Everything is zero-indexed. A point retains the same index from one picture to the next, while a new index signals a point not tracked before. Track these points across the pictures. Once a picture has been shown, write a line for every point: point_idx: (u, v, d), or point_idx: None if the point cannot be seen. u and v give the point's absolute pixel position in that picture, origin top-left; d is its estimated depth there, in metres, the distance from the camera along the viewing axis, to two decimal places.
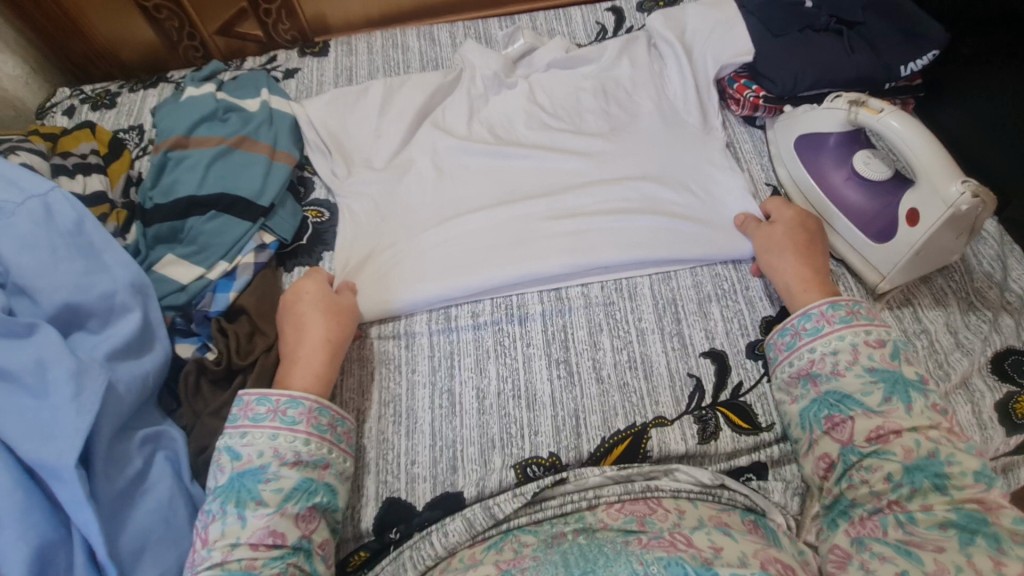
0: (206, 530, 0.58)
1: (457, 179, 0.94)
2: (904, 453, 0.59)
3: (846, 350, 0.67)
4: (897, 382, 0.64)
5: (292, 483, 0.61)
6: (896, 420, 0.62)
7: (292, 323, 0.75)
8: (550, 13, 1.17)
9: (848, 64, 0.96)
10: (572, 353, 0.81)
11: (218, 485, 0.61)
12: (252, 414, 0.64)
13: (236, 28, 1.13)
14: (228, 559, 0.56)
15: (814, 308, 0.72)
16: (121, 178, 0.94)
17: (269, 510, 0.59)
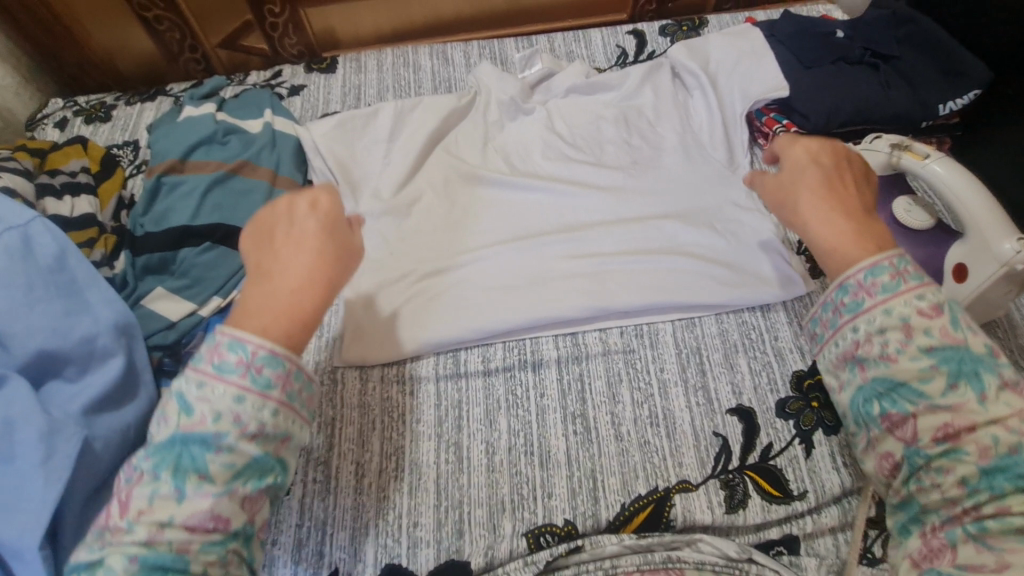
0: (133, 495, 0.47)
1: (470, 212, 0.89)
2: (980, 451, 0.46)
3: (896, 327, 0.52)
4: (964, 363, 0.49)
5: (246, 462, 0.49)
6: (969, 414, 0.48)
7: (281, 241, 0.57)
8: (569, 34, 1.12)
9: (884, 100, 0.91)
10: (589, 407, 0.75)
11: (159, 440, 0.48)
12: (218, 360, 0.50)
13: (240, 41, 1.08)
14: (156, 539, 0.45)
15: (851, 274, 0.55)
16: (112, 198, 0.88)
17: (215, 490, 0.47)
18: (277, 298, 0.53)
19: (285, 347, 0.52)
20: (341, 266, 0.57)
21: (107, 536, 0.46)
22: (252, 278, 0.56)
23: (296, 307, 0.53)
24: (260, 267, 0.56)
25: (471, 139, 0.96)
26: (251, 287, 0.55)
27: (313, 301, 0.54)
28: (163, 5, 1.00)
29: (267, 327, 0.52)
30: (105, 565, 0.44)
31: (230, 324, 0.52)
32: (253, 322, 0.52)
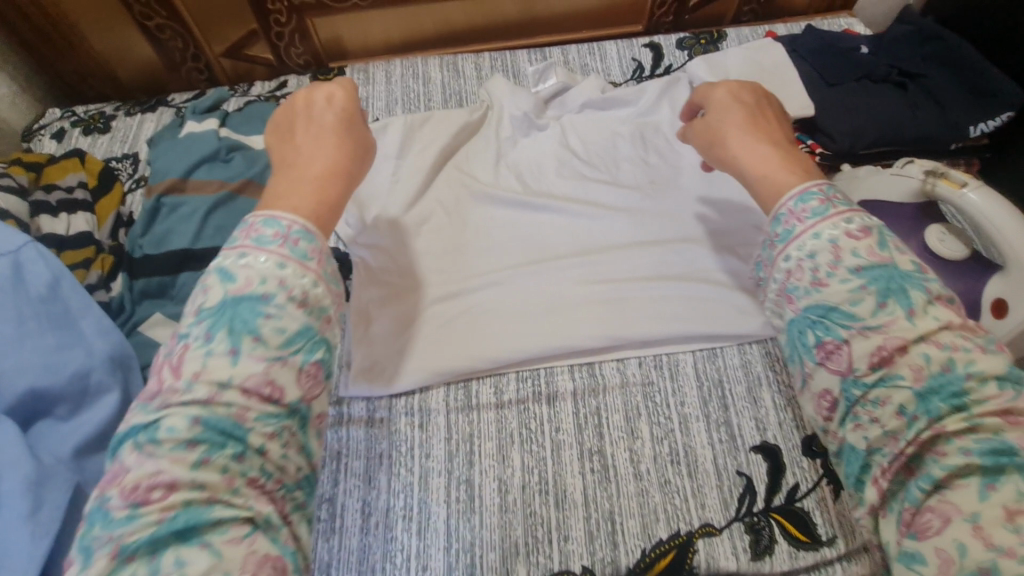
0: (186, 356, 0.45)
1: (481, 233, 0.86)
2: (915, 375, 0.45)
3: (824, 250, 0.51)
4: (893, 279, 0.48)
5: (297, 327, 0.48)
6: (898, 333, 0.46)
7: (301, 136, 0.59)
8: (583, 46, 1.09)
9: (912, 121, 0.87)
10: (607, 443, 0.72)
11: (206, 306, 0.47)
12: (256, 236, 0.50)
13: (245, 50, 1.05)
14: (217, 399, 0.43)
15: (781, 205, 0.55)
16: (110, 215, 0.84)
17: (268, 352, 0.46)
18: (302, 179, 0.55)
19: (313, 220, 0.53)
20: (358, 161, 0.60)
21: (160, 400, 0.44)
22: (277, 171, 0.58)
23: (319, 187, 0.55)
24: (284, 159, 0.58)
25: (482, 156, 0.93)
26: (276, 176, 0.57)
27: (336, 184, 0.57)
28: (165, 12, 0.96)
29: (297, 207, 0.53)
30: (162, 426, 0.42)
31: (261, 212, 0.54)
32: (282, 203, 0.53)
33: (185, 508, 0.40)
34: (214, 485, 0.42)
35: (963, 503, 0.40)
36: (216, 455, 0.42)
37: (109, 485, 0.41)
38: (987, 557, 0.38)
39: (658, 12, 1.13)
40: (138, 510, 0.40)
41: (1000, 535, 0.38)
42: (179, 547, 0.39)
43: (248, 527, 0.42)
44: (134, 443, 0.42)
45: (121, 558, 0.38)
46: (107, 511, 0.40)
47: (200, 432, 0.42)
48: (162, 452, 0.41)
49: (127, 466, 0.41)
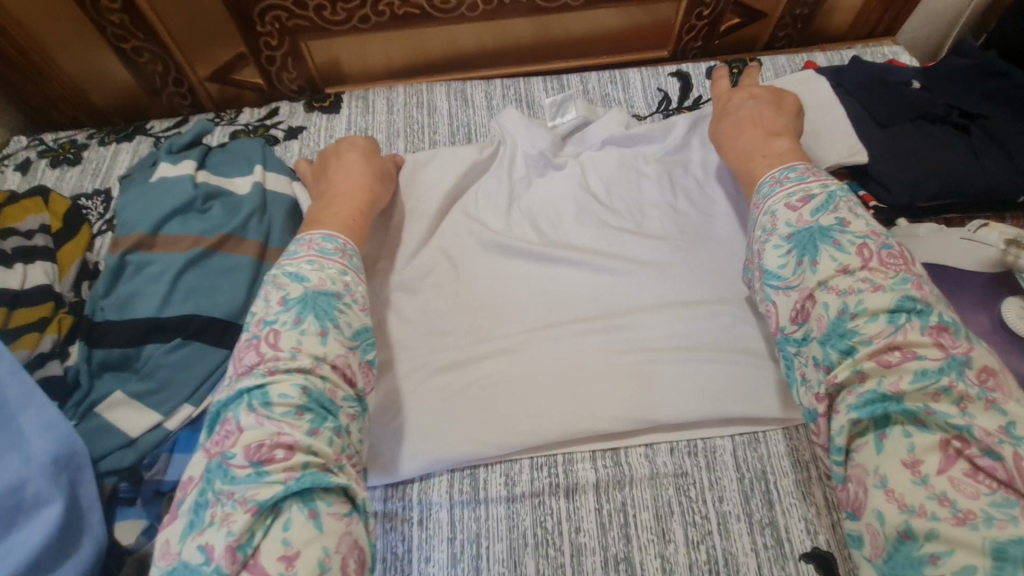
0: (280, 335, 0.52)
1: (491, 289, 0.76)
2: (820, 325, 0.54)
3: (766, 220, 0.62)
4: (809, 238, 0.57)
5: (359, 326, 0.57)
6: (807, 285, 0.56)
7: (333, 173, 0.71)
8: (604, 73, 0.99)
9: (979, 172, 0.77)
10: (635, 549, 0.62)
11: (289, 296, 0.55)
12: (318, 248, 0.60)
13: (233, 74, 0.96)
14: (315, 370, 0.50)
15: (751, 201, 0.67)
16: (74, 263, 0.72)
17: (344, 340, 0.54)
18: (342, 205, 0.66)
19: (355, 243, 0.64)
20: (382, 191, 0.72)
21: (264, 368, 0.50)
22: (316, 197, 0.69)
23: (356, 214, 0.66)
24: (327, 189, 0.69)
25: (492, 199, 0.83)
26: (315, 202, 0.68)
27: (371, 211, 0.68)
28: (143, 35, 0.87)
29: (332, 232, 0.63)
30: (273, 392, 0.48)
31: (313, 231, 0.63)
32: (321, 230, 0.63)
33: (305, 470, 0.45)
34: (326, 454, 0.47)
35: (866, 463, 0.48)
36: (322, 425, 0.48)
37: (228, 443, 0.46)
38: (900, 520, 0.44)
39: (687, 37, 1.03)
40: (263, 468, 0.45)
41: (909, 496, 0.45)
42: (297, 507, 0.44)
43: (348, 506, 0.47)
44: (251, 405, 0.48)
45: (256, 512, 0.43)
46: (229, 469, 0.45)
47: (307, 401, 0.48)
48: (277, 415, 0.47)
49: (246, 427, 0.47)
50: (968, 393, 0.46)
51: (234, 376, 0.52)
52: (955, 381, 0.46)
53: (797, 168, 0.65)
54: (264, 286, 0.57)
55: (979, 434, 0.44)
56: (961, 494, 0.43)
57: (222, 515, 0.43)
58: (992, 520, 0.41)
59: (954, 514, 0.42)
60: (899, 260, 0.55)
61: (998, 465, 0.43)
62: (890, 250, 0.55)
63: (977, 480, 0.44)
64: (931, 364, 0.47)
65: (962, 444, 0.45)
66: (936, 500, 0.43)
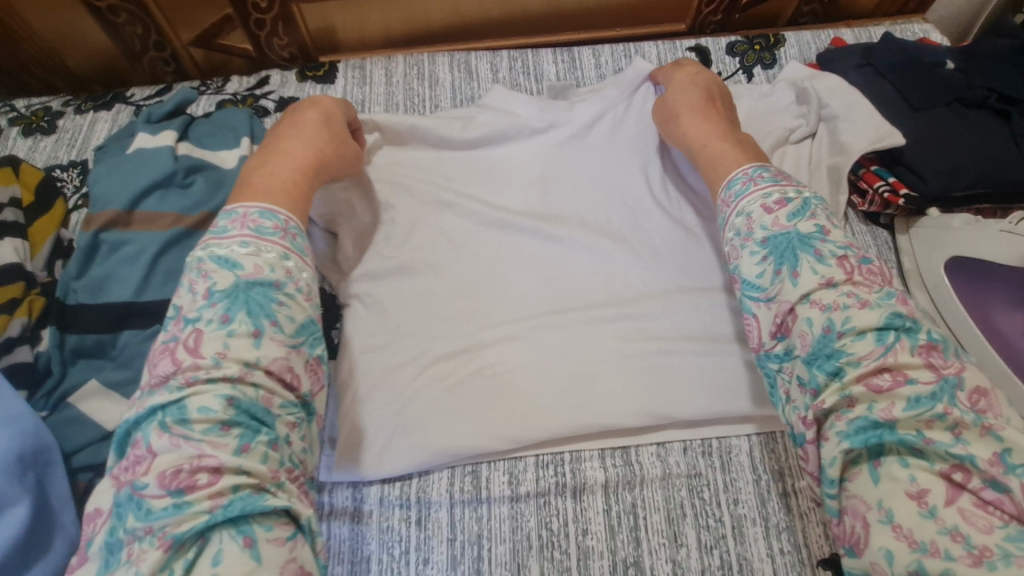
0: (202, 338, 0.45)
1: (495, 273, 0.71)
2: (803, 341, 0.48)
3: (740, 224, 0.56)
4: (789, 245, 0.51)
5: (304, 319, 0.50)
6: (786, 297, 0.50)
7: (283, 124, 0.65)
8: (617, 47, 0.93)
9: (1018, 162, 0.72)
10: (645, 552, 0.59)
11: (216, 288, 0.47)
12: (254, 226, 0.51)
13: (219, 38, 0.90)
14: (245, 378, 0.44)
15: (720, 197, 0.61)
16: (46, 241, 0.66)
17: (284, 340, 0.47)
18: (283, 164, 0.59)
19: (294, 213, 0.56)
20: (338, 157, 0.65)
21: (180, 379, 0.43)
22: (255, 156, 0.61)
23: (301, 178, 0.59)
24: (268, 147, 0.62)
25: (495, 179, 0.77)
26: (253, 159, 0.60)
27: (317, 177, 0.61)
28: None
29: (266, 195, 0.55)
30: (192, 406, 0.42)
31: (246, 201, 0.54)
32: (243, 194, 0.55)
33: (235, 495, 0.40)
34: (260, 474, 0.42)
35: (864, 494, 0.43)
36: (253, 441, 0.43)
37: (139, 471, 0.41)
38: (912, 559, 0.39)
39: (706, 10, 0.97)
40: (183, 498, 0.39)
41: (919, 531, 0.40)
42: (228, 536, 0.39)
43: (289, 529, 0.42)
44: (162, 425, 0.42)
45: (173, 547, 0.38)
46: (142, 502, 0.39)
47: (233, 414, 0.42)
48: (195, 434, 0.41)
49: (159, 451, 0.41)
50: (964, 419, 0.42)
51: (146, 388, 0.45)
52: (950, 407, 0.42)
53: (769, 168, 0.59)
54: (186, 272, 0.49)
55: (983, 464, 0.41)
56: (973, 528, 0.39)
57: (137, 553, 0.38)
58: (1010, 558, 0.38)
59: (969, 552, 0.38)
60: (878, 277, 0.50)
61: (1005, 498, 0.40)
62: (869, 264, 0.50)
63: (988, 512, 0.40)
64: (924, 390, 0.43)
65: (963, 476, 0.41)
66: (949, 535, 0.39)
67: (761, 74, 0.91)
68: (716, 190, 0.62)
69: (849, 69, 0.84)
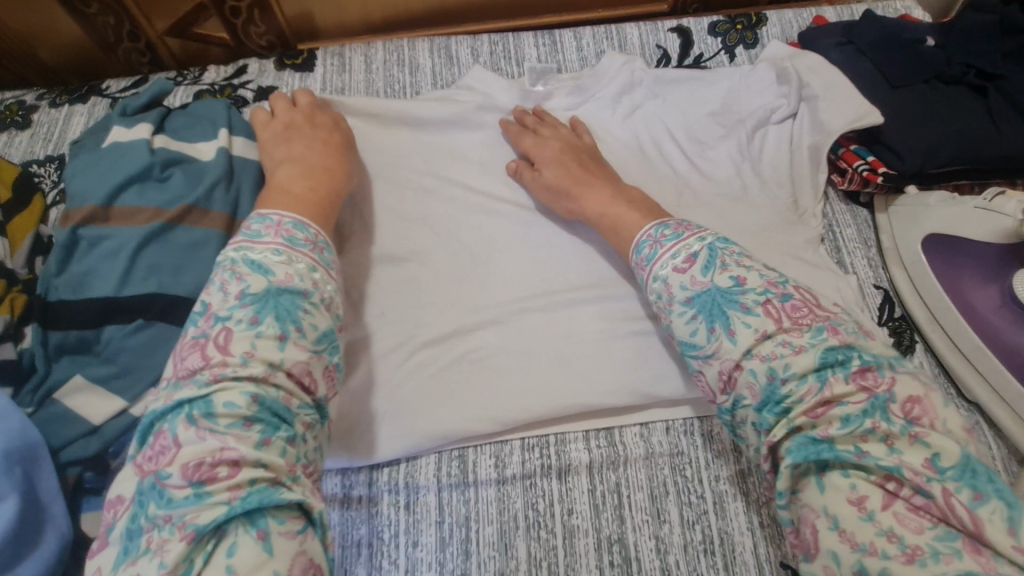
0: (232, 337, 0.46)
1: (479, 259, 0.71)
2: (752, 393, 0.48)
3: (660, 290, 0.55)
4: (714, 304, 0.51)
5: (326, 328, 0.51)
6: (727, 355, 0.50)
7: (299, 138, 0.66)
8: (599, 29, 0.93)
9: (994, 137, 0.73)
10: (629, 529, 0.60)
11: (248, 290, 0.48)
12: (287, 235, 0.53)
13: (194, 27, 0.89)
14: (269, 379, 0.45)
15: (632, 259, 0.60)
16: (27, 237, 0.65)
17: (306, 346, 0.48)
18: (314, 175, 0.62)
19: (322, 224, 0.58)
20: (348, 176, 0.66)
21: (208, 375, 0.44)
22: (280, 164, 0.63)
23: (329, 190, 0.61)
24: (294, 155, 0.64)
25: (478, 165, 0.77)
26: (286, 168, 0.62)
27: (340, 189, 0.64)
28: None
29: (298, 204, 0.57)
30: (218, 401, 0.43)
31: (283, 210, 0.56)
32: (280, 202, 0.57)
33: (252, 487, 0.41)
34: (277, 467, 0.43)
35: (812, 503, 0.44)
36: (274, 435, 0.44)
37: (163, 461, 0.42)
38: (854, 559, 0.41)
39: None
40: (204, 488, 0.40)
41: (859, 534, 0.41)
42: (243, 529, 0.40)
43: (301, 522, 0.43)
44: (190, 418, 0.42)
45: (195, 539, 0.39)
46: (164, 491, 0.41)
47: (258, 411, 0.44)
48: (221, 428, 0.42)
49: (185, 442, 0.42)
50: (892, 431, 0.43)
51: (173, 380, 0.45)
52: (879, 423, 0.44)
53: (669, 224, 0.59)
54: (218, 271, 0.50)
55: (909, 473, 0.42)
56: (906, 529, 0.40)
57: (159, 542, 0.39)
58: (939, 556, 0.39)
59: (903, 551, 0.40)
60: (803, 308, 0.50)
61: (931, 503, 0.41)
62: (792, 301, 0.50)
63: (919, 514, 0.41)
64: (854, 409, 0.45)
65: (895, 485, 0.42)
66: (884, 536, 0.41)
67: (743, 55, 0.91)
68: (625, 253, 0.62)
69: (831, 47, 0.84)
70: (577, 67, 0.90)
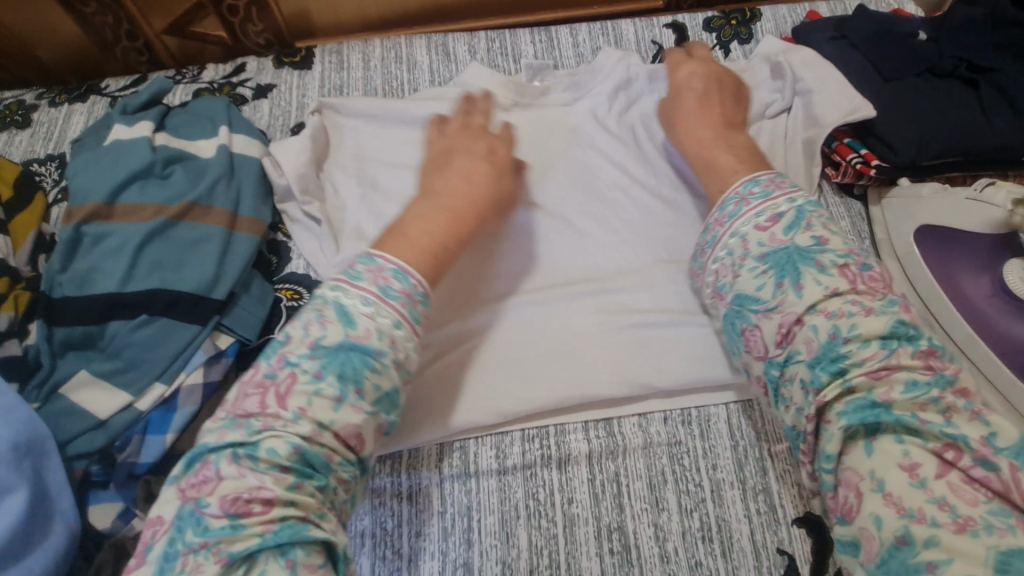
0: (292, 389, 0.47)
1: (476, 254, 0.72)
2: (808, 348, 0.50)
3: (736, 245, 0.58)
4: (789, 259, 0.54)
5: (390, 389, 0.50)
6: (791, 308, 0.52)
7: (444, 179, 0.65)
8: (594, 25, 0.93)
9: (985, 129, 0.74)
10: (628, 517, 0.61)
11: (322, 341, 0.49)
12: (383, 285, 0.53)
13: (192, 26, 0.89)
14: (315, 438, 0.46)
15: (712, 216, 0.63)
16: (29, 235, 0.66)
17: (362, 408, 0.48)
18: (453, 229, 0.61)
19: (426, 276, 0.57)
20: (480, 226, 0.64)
21: (259, 423, 0.45)
22: (424, 200, 0.64)
23: (447, 243, 0.60)
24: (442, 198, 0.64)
25: None
26: (418, 206, 0.62)
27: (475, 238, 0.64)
28: None
29: (412, 250, 0.57)
30: (265, 444, 0.44)
31: (389, 255, 0.56)
32: (396, 245, 0.58)
33: (283, 523, 0.42)
34: (306, 506, 0.44)
35: (858, 466, 0.46)
36: (307, 480, 0.45)
37: (204, 490, 0.43)
38: (899, 525, 0.42)
39: None
40: (239, 521, 0.42)
41: (908, 499, 0.43)
42: (273, 560, 0.41)
43: (323, 557, 0.44)
44: (235, 454, 0.44)
45: (227, 564, 0.40)
46: (202, 519, 0.42)
47: (298, 462, 0.45)
48: (261, 468, 0.44)
49: (227, 476, 0.43)
50: (956, 404, 0.46)
51: (228, 416, 0.47)
52: (943, 393, 0.46)
53: (760, 181, 0.61)
54: (307, 308, 0.52)
55: (975, 443, 0.44)
56: (961, 500, 0.42)
57: (193, 564, 0.40)
58: (992, 528, 0.40)
59: (954, 520, 0.41)
60: (879, 283, 0.52)
61: (992, 475, 0.43)
62: (869, 271, 0.53)
63: (974, 488, 0.43)
64: (920, 377, 0.47)
65: (954, 455, 0.44)
66: (936, 504, 0.42)
67: (738, 50, 0.92)
68: (713, 207, 0.65)
69: (824, 41, 0.85)
70: (573, 63, 0.90)
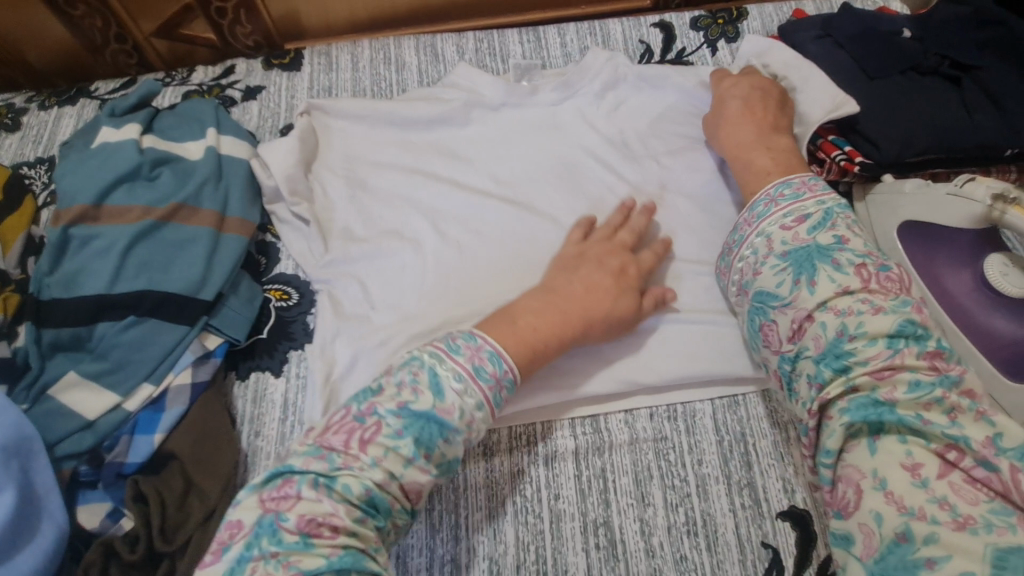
0: (376, 437, 0.49)
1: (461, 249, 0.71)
2: (816, 344, 0.52)
3: (762, 244, 0.60)
4: (807, 257, 0.56)
5: (453, 458, 0.52)
6: (803, 304, 0.54)
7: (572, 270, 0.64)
8: (582, 25, 0.94)
9: (967, 127, 0.74)
10: (614, 513, 0.62)
11: (411, 404, 0.50)
12: (477, 364, 0.54)
13: (182, 28, 0.90)
14: (385, 485, 0.47)
15: (741, 216, 0.65)
16: (18, 237, 0.66)
17: (425, 469, 0.50)
18: (572, 327, 0.60)
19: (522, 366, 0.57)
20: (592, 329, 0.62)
21: (342, 458, 0.47)
22: (536, 291, 0.62)
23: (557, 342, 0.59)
24: (621, 288, 0.64)
25: (465, 160, 0.78)
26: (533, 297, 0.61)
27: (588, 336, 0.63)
28: None
29: (513, 339, 0.56)
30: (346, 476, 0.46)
31: (488, 335, 0.56)
32: (498, 326, 0.58)
33: (347, 550, 0.44)
34: (367, 538, 0.46)
35: (859, 464, 0.47)
36: (370, 518, 0.47)
37: (284, 504, 0.45)
38: (899, 522, 0.43)
39: None
40: (310, 540, 0.44)
41: (909, 498, 0.43)
42: None
43: None
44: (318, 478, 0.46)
45: None
46: (278, 531, 0.44)
47: (365, 502, 0.47)
48: (337, 496, 0.46)
49: (307, 497, 0.45)
50: (960, 404, 0.46)
51: (316, 440, 0.49)
52: (948, 393, 0.46)
53: (792, 184, 0.63)
54: (405, 366, 0.53)
55: (976, 445, 0.44)
56: (961, 499, 0.42)
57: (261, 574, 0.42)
58: (992, 527, 0.40)
59: (954, 518, 0.41)
60: (896, 284, 0.54)
61: (993, 476, 0.43)
62: (887, 272, 0.54)
63: (975, 487, 0.43)
64: (924, 378, 0.48)
65: (956, 455, 0.44)
66: (936, 503, 0.43)
67: (725, 48, 0.92)
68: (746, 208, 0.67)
69: (810, 40, 0.85)
70: (561, 63, 0.91)
